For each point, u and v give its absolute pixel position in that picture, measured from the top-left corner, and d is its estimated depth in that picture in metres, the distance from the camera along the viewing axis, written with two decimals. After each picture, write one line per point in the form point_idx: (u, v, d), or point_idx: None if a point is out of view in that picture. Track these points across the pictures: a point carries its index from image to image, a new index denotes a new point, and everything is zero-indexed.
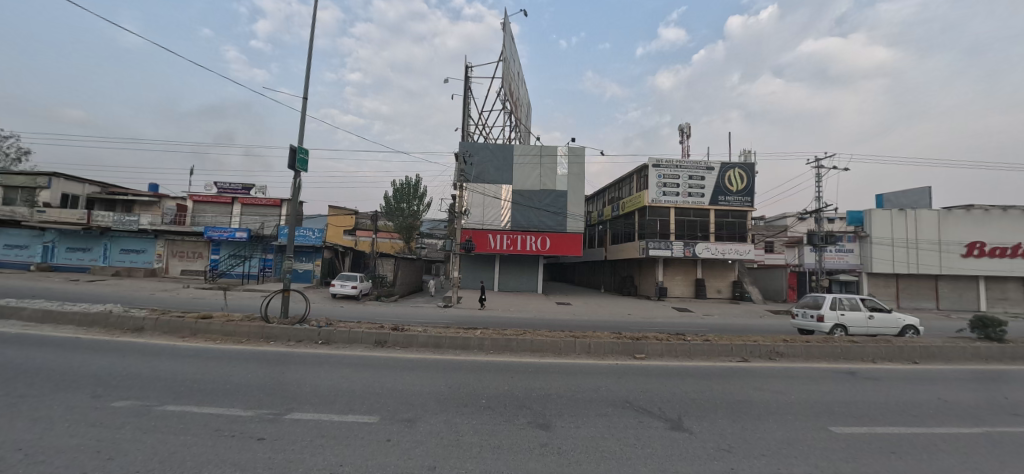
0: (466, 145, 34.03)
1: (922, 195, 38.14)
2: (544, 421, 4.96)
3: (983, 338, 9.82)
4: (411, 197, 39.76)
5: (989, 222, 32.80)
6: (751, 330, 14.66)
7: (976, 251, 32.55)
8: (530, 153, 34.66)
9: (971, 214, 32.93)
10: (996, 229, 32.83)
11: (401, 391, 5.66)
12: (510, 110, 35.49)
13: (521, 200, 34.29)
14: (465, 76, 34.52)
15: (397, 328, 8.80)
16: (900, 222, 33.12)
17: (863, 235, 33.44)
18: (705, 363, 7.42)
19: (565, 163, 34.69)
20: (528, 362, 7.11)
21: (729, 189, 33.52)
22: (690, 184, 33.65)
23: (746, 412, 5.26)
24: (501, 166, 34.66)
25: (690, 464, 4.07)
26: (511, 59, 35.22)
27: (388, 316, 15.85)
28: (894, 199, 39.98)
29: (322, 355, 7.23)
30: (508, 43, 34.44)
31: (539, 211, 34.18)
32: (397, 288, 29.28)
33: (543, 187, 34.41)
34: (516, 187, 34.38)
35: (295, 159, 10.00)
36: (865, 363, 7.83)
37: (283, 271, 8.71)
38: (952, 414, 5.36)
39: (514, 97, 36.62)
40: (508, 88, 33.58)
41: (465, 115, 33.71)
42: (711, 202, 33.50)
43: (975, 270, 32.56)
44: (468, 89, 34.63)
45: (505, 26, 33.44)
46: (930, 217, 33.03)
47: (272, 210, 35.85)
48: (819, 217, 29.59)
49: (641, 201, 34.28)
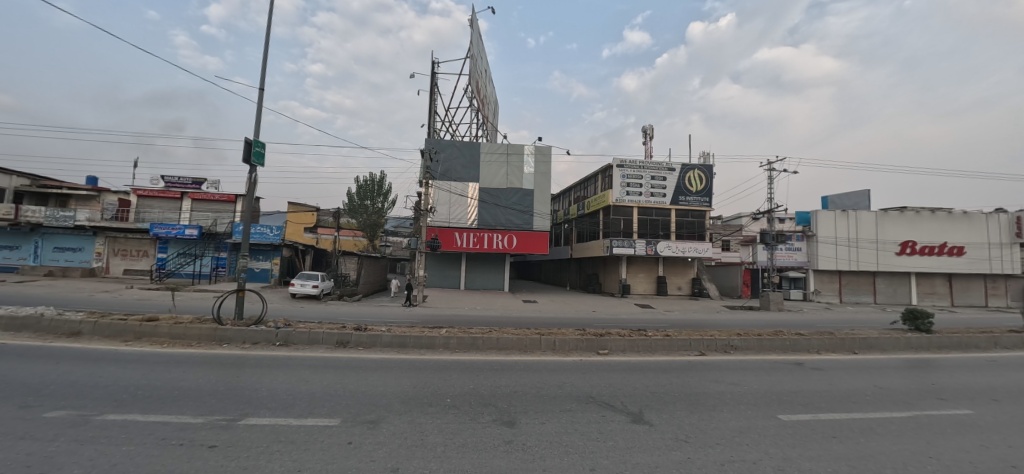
0: (433, 141, 33.55)
1: (863, 198, 41.06)
2: (509, 419, 4.96)
3: (913, 329, 10.66)
4: (375, 194, 38.82)
5: (920, 222, 35.75)
6: (710, 325, 15.26)
7: (908, 250, 35.40)
8: (497, 151, 34.64)
9: (904, 215, 35.77)
10: (925, 230, 35.78)
11: (361, 393, 5.51)
12: (478, 107, 35.25)
13: (489, 199, 34.22)
14: (432, 72, 33.97)
15: (360, 328, 8.56)
16: (843, 223, 35.48)
17: (811, 234, 35.54)
18: (664, 357, 7.65)
19: (532, 162, 34.91)
20: (494, 361, 7.06)
21: (689, 190, 34.74)
22: (653, 185, 34.69)
23: (703, 403, 5.48)
24: (469, 164, 34.43)
25: (650, 455, 4.19)
26: (479, 56, 34.90)
27: (346, 315, 15.43)
28: (838, 200, 42.82)
29: (281, 356, 6.96)
30: (476, 40, 34.12)
31: (507, 209, 34.25)
32: (361, 287, 28.60)
33: (511, 186, 34.47)
34: (483, 185, 34.26)
35: (251, 152, 9.53)
36: (809, 354, 8.32)
37: (238, 270, 8.18)
38: (887, 400, 5.77)
39: (481, 95, 36.35)
40: (476, 86, 33.36)
41: (431, 111, 33.24)
42: (672, 202, 34.68)
43: (908, 267, 35.34)
44: (435, 85, 34.10)
45: (472, 22, 33.12)
46: (869, 218, 35.54)
47: (227, 206, 34.09)
48: (772, 217, 31.10)
49: (605, 201, 35.00)
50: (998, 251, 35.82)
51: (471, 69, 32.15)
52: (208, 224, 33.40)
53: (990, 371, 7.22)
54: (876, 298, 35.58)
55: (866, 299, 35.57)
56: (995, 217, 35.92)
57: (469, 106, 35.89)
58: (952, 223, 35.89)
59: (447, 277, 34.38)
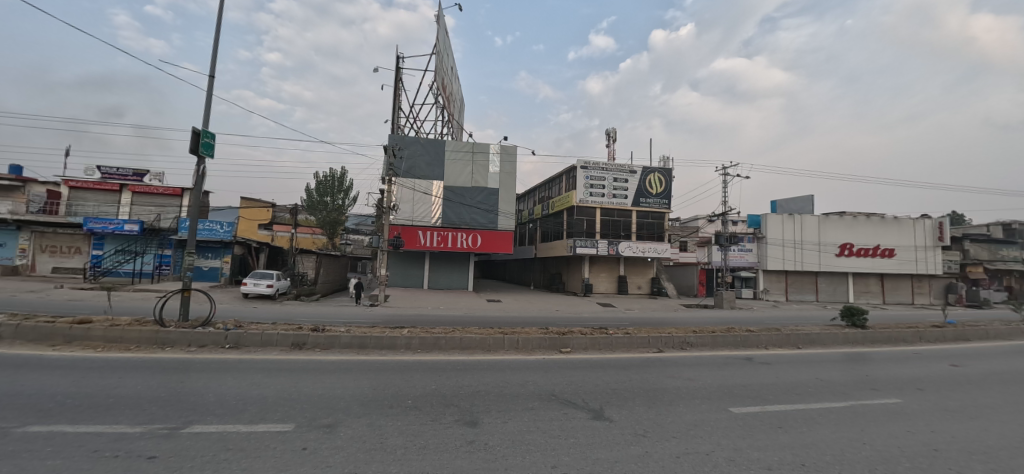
0: (396, 138, 32.93)
1: (808, 202, 43.92)
2: (472, 419, 4.92)
3: (851, 325, 11.47)
4: (335, 191, 37.58)
5: (857, 226, 38.61)
6: (668, 323, 15.80)
7: (846, 251, 38.19)
8: (462, 149, 34.43)
9: (843, 219, 38.56)
10: (862, 233, 38.68)
11: (318, 396, 5.31)
12: (443, 104, 34.91)
13: (453, 197, 33.98)
14: (396, 67, 33.30)
15: (317, 329, 8.29)
16: (790, 226, 37.79)
17: (761, 236, 37.60)
18: (624, 354, 7.87)
19: (496, 161, 34.96)
20: (455, 361, 6.98)
21: (649, 192, 35.94)
22: (616, 186, 35.62)
23: (660, 398, 5.66)
24: (433, 161, 34.04)
25: (610, 451, 4.28)
26: (444, 53, 34.55)
27: (294, 316, 14.83)
28: (785, 205, 45.69)
29: (232, 360, 6.57)
30: (442, 36, 33.74)
31: (472, 208, 34.14)
32: (319, 287, 27.64)
33: (476, 185, 34.40)
34: (449, 183, 33.99)
35: (199, 143, 8.99)
36: (758, 350, 8.79)
37: (183, 269, 7.66)
38: (827, 391, 6.17)
39: (447, 92, 35.99)
40: (441, 83, 32.98)
41: (394, 107, 32.57)
42: (633, 204, 35.75)
43: (847, 267, 38.14)
44: (400, 80, 33.46)
45: (439, 18, 32.71)
46: (813, 221, 38.03)
47: (172, 200, 32.01)
48: (726, 219, 32.63)
49: (570, 201, 35.61)
50: (924, 253, 39.29)
51: (437, 65, 31.81)
52: (150, 220, 31.21)
53: (915, 362, 7.87)
54: (818, 297, 38.06)
55: (809, 297, 38.01)
56: (921, 222, 39.36)
57: (435, 103, 35.47)
58: (884, 227, 39.03)
59: (410, 277, 33.84)
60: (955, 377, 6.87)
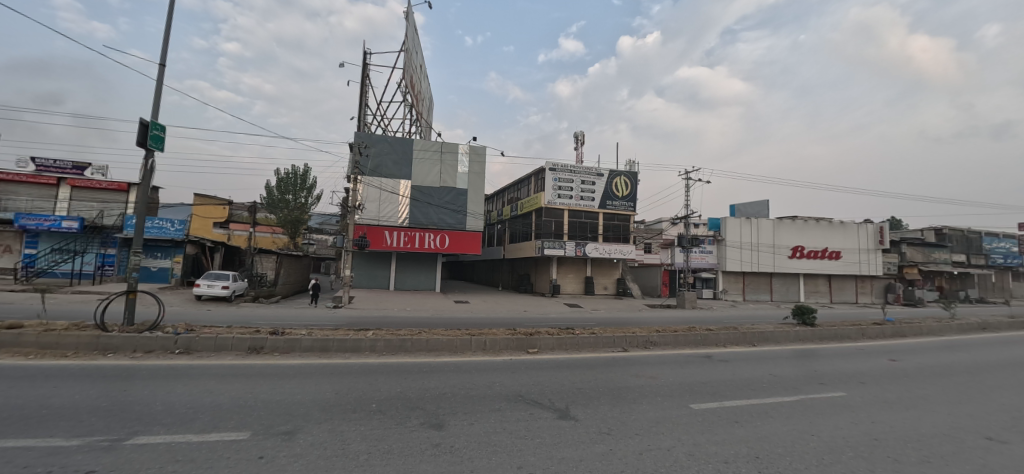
0: (362, 135, 32.16)
1: (763, 207, 46.16)
2: (437, 421, 4.87)
3: (801, 323, 12.12)
4: (298, 189, 36.28)
5: (809, 230, 40.88)
6: (633, 323, 16.22)
7: (798, 253, 40.38)
8: (430, 148, 34.07)
9: (795, 223, 40.74)
10: (813, 236, 40.98)
11: (279, 401, 5.12)
12: (412, 103, 34.40)
13: (421, 197, 33.56)
14: (363, 63, 32.56)
15: (276, 331, 7.99)
16: (747, 228, 39.59)
17: (720, 238, 39.09)
18: (589, 354, 8.00)
19: (465, 161, 34.83)
20: (420, 362, 6.89)
21: (615, 195, 36.80)
22: (583, 188, 36.24)
23: (625, 397, 5.78)
24: (400, 160, 33.50)
25: (575, 450, 4.34)
26: (413, 51, 34.07)
27: (243, 318, 14.25)
28: (743, 209, 47.89)
29: (182, 366, 6.21)
30: (411, 34, 33.23)
31: (439, 209, 33.84)
32: (279, 288, 26.67)
33: (444, 185, 34.13)
34: (416, 183, 33.57)
35: (147, 135, 8.46)
36: (716, 347, 9.16)
37: (129, 270, 7.20)
38: (779, 387, 6.49)
39: (416, 90, 35.48)
40: (410, 81, 32.49)
41: (361, 104, 31.81)
42: (599, 206, 36.48)
43: (799, 268, 40.34)
44: (367, 76, 32.69)
45: (408, 15, 32.22)
46: (767, 225, 40.00)
47: (117, 196, 30.08)
48: (687, 222, 33.83)
49: (538, 203, 35.91)
50: (867, 255, 42.11)
51: (405, 63, 31.32)
52: (91, 216, 29.18)
53: (859, 357, 8.43)
54: (772, 296, 40.00)
55: (764, 296, 39.87)
56: (864, 226, 42.14)
57: (403, 101, 34.93)
58: (832, 231, 41.56)
59: (376, 278, 33.18)
60: (894, 371, 7.38)
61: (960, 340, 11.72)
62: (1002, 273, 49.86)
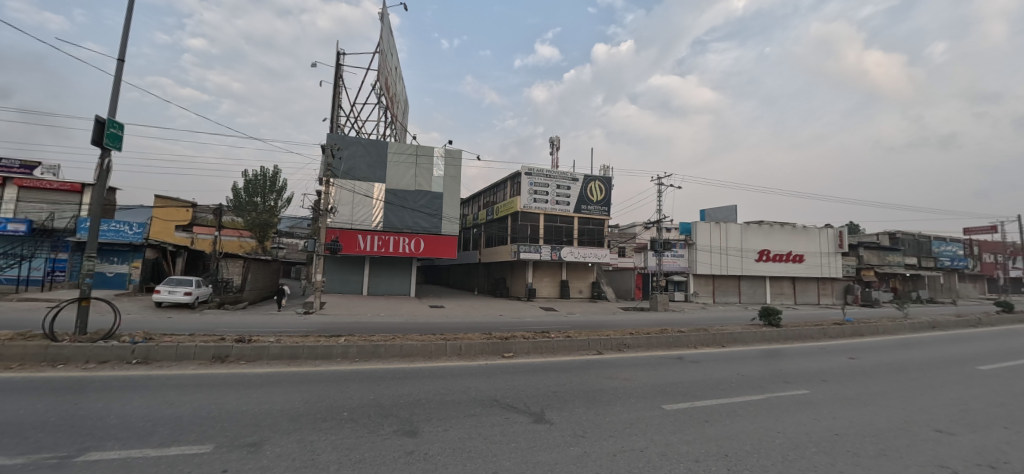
0: (335, 137, 31.55)
1: (732, 211, 47.76)
2: (411, 428, 4.80)
3: (767, 324, 12.59)
4: (266, 191, 35.14)
5: (774, 234, 42.52)
6: (607, 326, 16.41)
7: (764, 257, 41.94)
8: (405, 151, 33.75)
9: (761, 228, 42.32)
10: (778, 240, 42.64)
11: (246, 411, 4.94)
12: (387, 105, 33.96)
13: (395, 200, 33.15)
14: (336, 63, 31.97)
15: (242, 339, 7.72)
16: (717, 232, 40.83)
17: (691, 242, 40.21)
18: (564, 357, 8.07)
19: (441, 165, 34.63)
20: (394, 369, 6.77)
21: (590, 199, 37.34)
22: (559, 192, 36.59)
23: (599, 399, 5.86)
24: (374, 163, 33.02)
25: (550, 453, 4.35)
26: (388, 53, 33.68)
27: (205, 326, 13.73)
28: (713, 214, 49.41)
29: (140, 376, 5.92)
30: (386, 35, 32.84)
31: (415, 212, 33.49)
32: (246, 294, 25.82)
33: (419, 188, 33.81)
34: (391, 186, 33.16)
35: (103, 133, 8.04)
36: (686, 349, 9.38)
37: (81, 276, 6.79)
38: (747, 385, 6.71)
39: (391, 92, 35.06)
40: (385, 83, 32.08)
41: (334, 105, 31.20)
42: (575, 210, 36.91)
43: (766, 271, 41.88)
44: (340, 77, 32.09)
45: (383, 16, 31.84)
46: (736, 229, 41.39)
47: (70, 197, 28.45)
48: (660, 227, 34.64)
49: (514, 207, 36.05)
50: (828, 258, 44.12)
51: (380, 64, 30.92)
52: (40, 218, 27.40)
53: (820, 356, 8.79)
54: (741, 298, 41.35)
55: (733, 298, 41.17)
56: (825, 230, 44.19)
57: (378, 103, 34.46)
58: (796, 235, 43.35)
59: (348, 283, 32.51)
60: (852, 368, 7.74)
61: (912, 338, 12.38)
62: (950, 274, 53.23)
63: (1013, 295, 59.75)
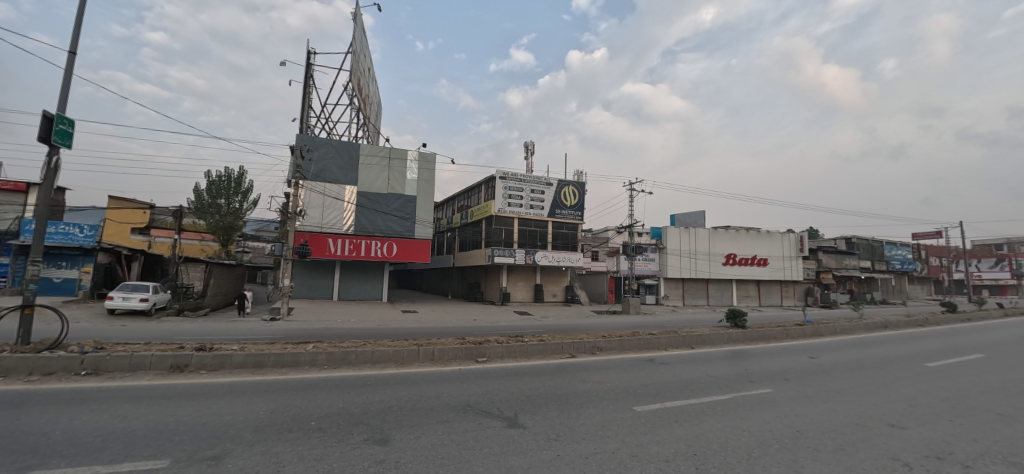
0: (304, 138, 30.81)
1: (701, 216, 49.29)
2: (382, 436, 4.69)
3: (733, 325, 13.15)
4: (232, 192, 33.83)
5: (741, 238, 44.11)
6: (580, 329, 16.58)
7: (731, 260, 43.46)
8: (378, 154, 33.29)
9: (728, 232, 43.85)
10: (744, 245, 44.26)
11: (207, 424, 4.71)
12: (359, 106, 33.39)
13: (367, 204, 32.62)
14: (307, 63, 31.21)
15: (203, 347, 7.39)
16: (686, 237, 42.03)
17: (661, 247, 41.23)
18: (537, 361, 8.12)
19: (414, 168, 34.28)
20: (365, 376, 6.65)
21: (564, 204, 37.77)
22: (533, 197, 36.85)
23: (572, 402, 5.92)
24: (346, 165, 32.44)
25: (523, 458, 4.35)
26: (362, 53, 33.15)
27: (161, 333, 13.10)
28: (683, 219, 50.87)
29: (88, 388, 5.57)
30: (359, 36, 32.33)
31: (387, 216, 33.02)
32: (208, 300, 24.81)
33: (392, 191, 33.38)
34: (363, 189, 32.61)
35: (51, 130, 7.57)
36: (656, 351, 9.59)
37: (25, 282, 6.39)
38: (714, 386, 6.92)
39: (363, 93, 34.49)
40: (357, 84, 31.55)
41: (303, 105, 30.45)
42: (548, 214, 37.26)
43: (732, 274, 43.40)
44: (311, 76, 31.34)
45: (356, 16, 31.35)
46: (704, 234, 42.74)
47: (13, 197, 26.59)
48: (631, 231, 35.38)
49: (488, 211, 36.08)
50: (790, 262, 46.12)
51: (353, 64, 30.38)
52: None
53: (782, 356, 9.15)
54: (709, 300, 42.65)
55: (701, 301, 42.42)
56: (788, 235, 46.20)
57: (350, 104, 33.83)
58: (761, 239, 45.11)
59: (318, 288, 31.72)
60: (812, 367, 8.10)
61: (867, 338, 13.11)
62: (901, 277, 56.60)
63: (957, 297, 64.16)
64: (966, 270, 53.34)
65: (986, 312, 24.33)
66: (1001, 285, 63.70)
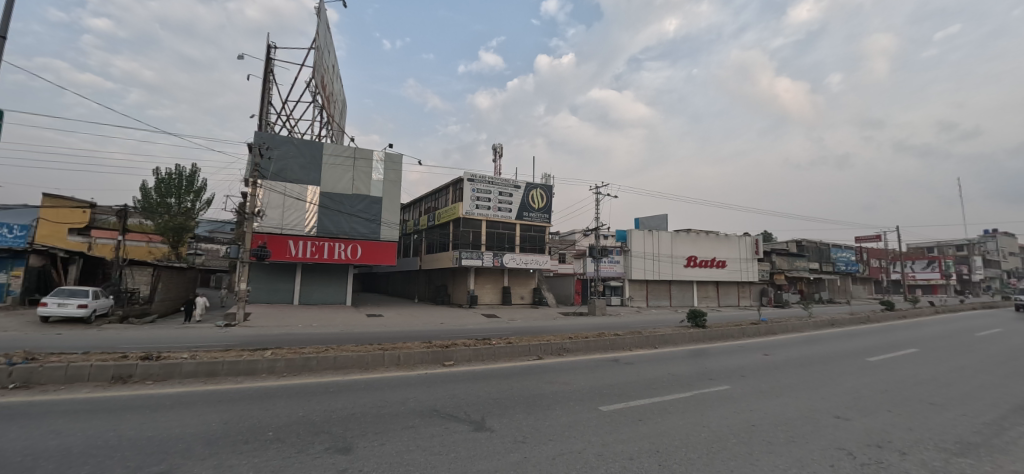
0: (263, 135, 29.65)
1: (664, 220, 51.01)
2: (344, 445, 4.54)
3: (694, 325, 13.71)
4: (182, 192, 31.99)
5: (701, 241, 45.95)
6: (545, 331, 16.72)
7: (692, 262, 45.16)
8: (342, 153, 32.46)
9: (689, 235, 45.54)
10: (704, 247, 46.11)
11: (153, 438, 4.42)
12: (323, 104, 32.46)
13: (330, 205, 31.72)
14: (267, 57, 30.01)
15: (150, 356, 6.98)
16: (650, 240, 43.29)
17: (626, 249, 42.26)
18: (504, 364, 8.16)
19: (380, 168, 33.63)
20: (329, 382, 6.49)
21: (531, 207, 38.12)
22: (501, 199, 36.99)
23: (539, 404, 5.98)
24: (308, 164, 31.47)
25: (490, 461, 4.34)
26: (325, 50, 32.17)
27: (105, 342, 12.26)
28: (647, 222, 52.43)
29: (11, 404, 5.10)
30: (323, 31, 31.40)
31: (352, 217, 32.22)
32: (154, 306, 23.37)
33: (356, 192, 32.62)
34: (326, 189, 31.72)
35: None
36: (621, 351, 9.84)
37: None
38: (675, 384, 7.17)
39: (327, 91, 33.53)
40: (320, 81, 30.63)
41: (262, 101, 29.28)
42: (516, 217, 37.51)
43: (693, 276, 45.09)
44: (270, 72, 30.13)
45: (320, 11, 30.46)
46: (667, 237, 44.18)
47: None
48: (597, 234, 36.14)
49: (456, 212, 35.90)
50: (747, 264, 48.45)
51: (315, 61, 29.46)
52: None
53: (739, 354, 9.60)
54: (671, 301, 44.09)
55: (664, 302, 43.81)
56: (744, 238, 48.56)
57: (313, 102, 32.81)
58: (720, 242, 47.17)
59: (277, 292, 30.54)
60: (767, 364, 8.56)
61: (817, 336, 13.95)
62: (846, 277, 60.68)
63: (895, 296, 69.49)
64: (902, 271, 57.91)
65: (917, 309, 26.46)
66: (932, 284, 69.59)
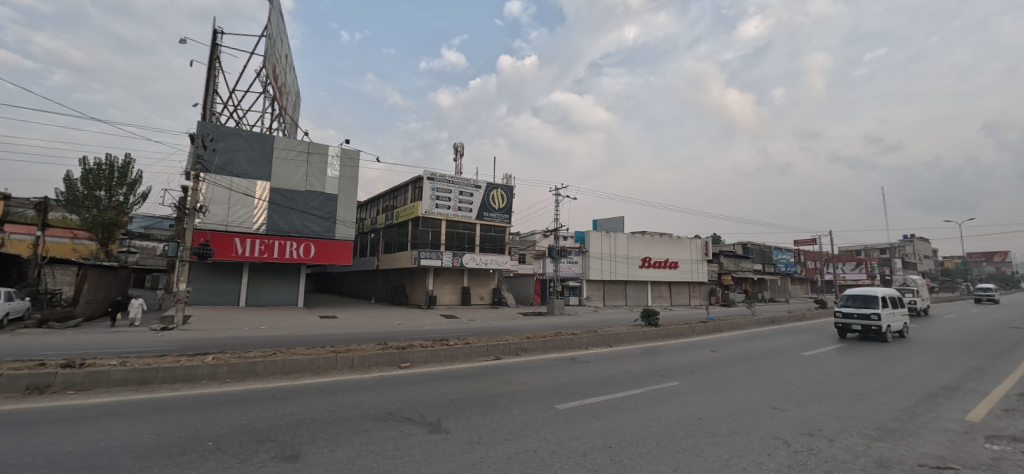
0: (206, 125, 27.83)
1: (621, 222, 52.68)
2: (291, 452, 4.41)
3: (648, 324, 14.45)
4: (113, 184, 29.61)
5: (655, 243, 47.84)
6: (502, 332, 16.84)
7: (647, 263, 46.91)
8: (295, 148, 31.06)
9: (645, 237, 47.30)
10: (658, 249, 48.06)
11: (77, 452, 4.10)
12: (274, 95, 30.88)
13: (281, 201, 30.33)
14: (212, 43, 28.13)
15: (73, 363, 6.45)
16: (607, 241, 44.56)
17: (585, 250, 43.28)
18: (462, 364, 8.19)
19: (337, 164, 32.51)
20: (277, 387, 6.27)
21: (492, 207, 38.20)
22: (461, 199, 36.81)
23: (497, 404, 6.06)
24: (257, 158, 29.88)
25: (445, 462, 4.35)
26: (278, 38, 30.68)
27: (12, 350, 11.15)
28: (605, 224, 53.90)
29: None
30: (275, 19, 29.88)
31: (304, 215, 30.96)
32: (79, 308, 21.47)
33: (310, 189, 31.35)
34: (277, 185, 30.28)
35: None
36: (578, 350, 10.11)
37: None
38: (630, 381, 7.47)
39: (280, 81, 31.92)
40: (272, 71, 29.16)
41: (207, 89, 27.46)
42: (477, 217, 37.47)
43: (648, 276, 46.86)
44: (216, 58, 28.29)
45: None
46: (624, 238, 45.64)
47: None
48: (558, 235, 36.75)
49: (415, 212, 35.33)
50: (697, 265, 50.99)
51: (267, 49, 27.96)
52: None
53: (689, 350, 10.12)
54: (626, 301, 45.62)
55: (620, 301, 45.25)
56: (695, 240, 51.04)
57: (264, 92, 31.19)
58: (673, 244, 49.32)
59: (221, 293, 28.87)
60: (714, 360, 9.10)
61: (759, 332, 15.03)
62: (785, 278, 65.28)
63: (829, 295, 75.65)
64: None
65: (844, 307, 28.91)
66: (858, 284, 76.33)
